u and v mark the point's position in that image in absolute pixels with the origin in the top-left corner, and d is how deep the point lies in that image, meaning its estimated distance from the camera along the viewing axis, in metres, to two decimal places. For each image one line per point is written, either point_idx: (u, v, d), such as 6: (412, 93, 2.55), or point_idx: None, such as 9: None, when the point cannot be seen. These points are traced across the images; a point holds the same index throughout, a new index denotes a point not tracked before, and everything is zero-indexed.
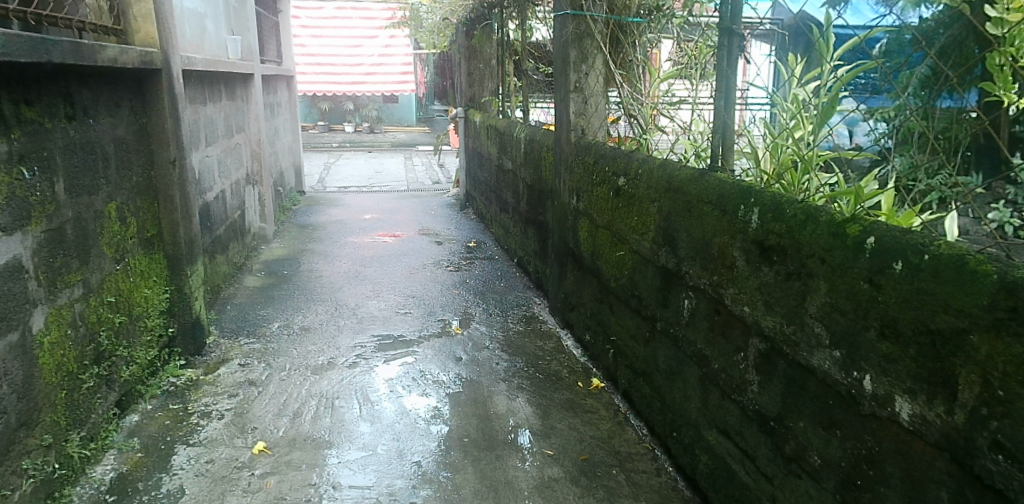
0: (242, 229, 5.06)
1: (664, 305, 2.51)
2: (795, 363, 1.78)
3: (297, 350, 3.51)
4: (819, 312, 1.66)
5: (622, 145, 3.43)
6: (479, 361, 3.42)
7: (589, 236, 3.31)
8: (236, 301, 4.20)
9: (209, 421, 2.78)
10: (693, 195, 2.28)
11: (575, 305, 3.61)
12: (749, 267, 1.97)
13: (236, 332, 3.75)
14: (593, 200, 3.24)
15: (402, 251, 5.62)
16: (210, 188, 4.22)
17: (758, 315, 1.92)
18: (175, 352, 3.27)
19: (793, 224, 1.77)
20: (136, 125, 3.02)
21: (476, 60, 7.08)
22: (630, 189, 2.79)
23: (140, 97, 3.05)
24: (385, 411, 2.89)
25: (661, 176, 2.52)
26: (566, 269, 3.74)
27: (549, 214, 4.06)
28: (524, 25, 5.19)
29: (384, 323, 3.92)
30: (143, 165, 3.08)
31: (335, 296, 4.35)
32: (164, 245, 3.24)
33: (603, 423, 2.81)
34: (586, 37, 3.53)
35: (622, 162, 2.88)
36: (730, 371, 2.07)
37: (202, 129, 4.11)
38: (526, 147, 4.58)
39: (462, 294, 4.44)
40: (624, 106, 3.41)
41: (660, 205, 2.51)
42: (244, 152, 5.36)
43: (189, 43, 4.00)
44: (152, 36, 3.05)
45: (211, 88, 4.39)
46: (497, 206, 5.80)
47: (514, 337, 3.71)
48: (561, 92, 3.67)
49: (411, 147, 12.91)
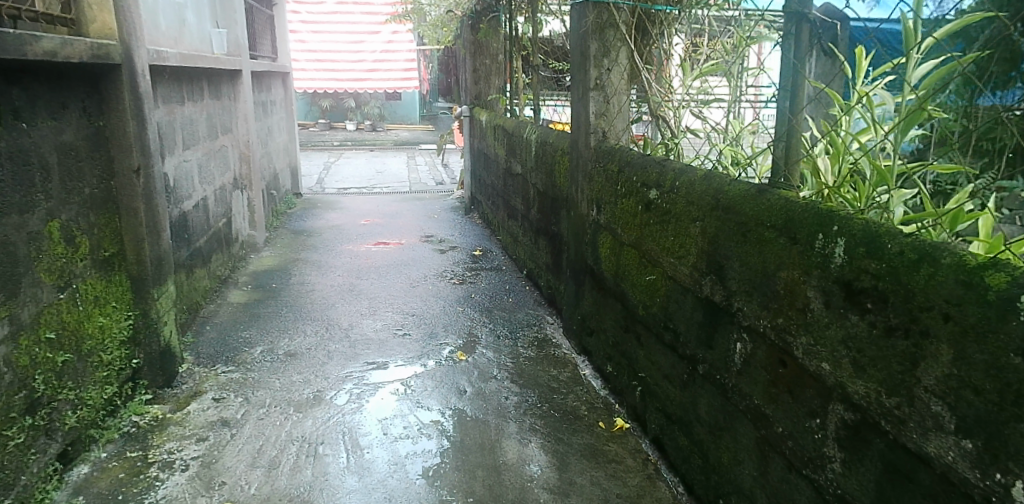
0: (228, 238, 4.68)
1: (706, 345, 2.11)
2: (897, 444, 1.40)
3: (280, 381, 3.11)
4: (939, 386, 1.29)
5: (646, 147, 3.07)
6: (485, 394, 3.01)
7: (612, 254, 2.90)
8: (216, 320, 3.80)
9: (170, 474, 2.39)
10: (749, 215, 1.87)
11: (594, 329, 3.20)
12: (829, 313, 1.57)
13: (214, 359, 3.34)
14: (617, 213, 2.83)
15: (403, 260, 5.22)
16: (188, 196, 3.83)
17: (843, 375, 1.53)
18: (141, 385, 2.88)
19: (898, 264, 1.38)
20: (91, 127, 2.62)
21: (482, 55, 6.65)
22: (665, 204, 2.37)
23: (95, 95, 2.66)
24: (375, 461, 2.50)
25: (707, 191, 2.10)
26: (583, 288, 3.34)
27: (564, 226, 3.65)
28: (535, 17, 4.77)
29: (379, 347, 3.50)
30: (100, 175, 2.68)
31: (327, 315, 3.94)
32: (127, 265, 2.83)
33: (631, 477, 2.40)
34: (609, 27, 3.01)
35: (654, 172, 2.47)
36: (801, 440, 1.68)
37: (178, 131, 3.72)
38: (537, 149, 4.17)
39: (467, 313, 4.02)
40: (651, 106, 3.03)
41: (705, 225, 2.10)
42: (230, 154, 4.97)
43: (163, 36, 3.60)
44: (109, 26, 2.65)
45: (190, 85, 4.00)
46: (504, 212, 5.40)
47: (524, 365, 3.30)
48: (578, 90, 3.26)
49: (415, 146, 12.49)
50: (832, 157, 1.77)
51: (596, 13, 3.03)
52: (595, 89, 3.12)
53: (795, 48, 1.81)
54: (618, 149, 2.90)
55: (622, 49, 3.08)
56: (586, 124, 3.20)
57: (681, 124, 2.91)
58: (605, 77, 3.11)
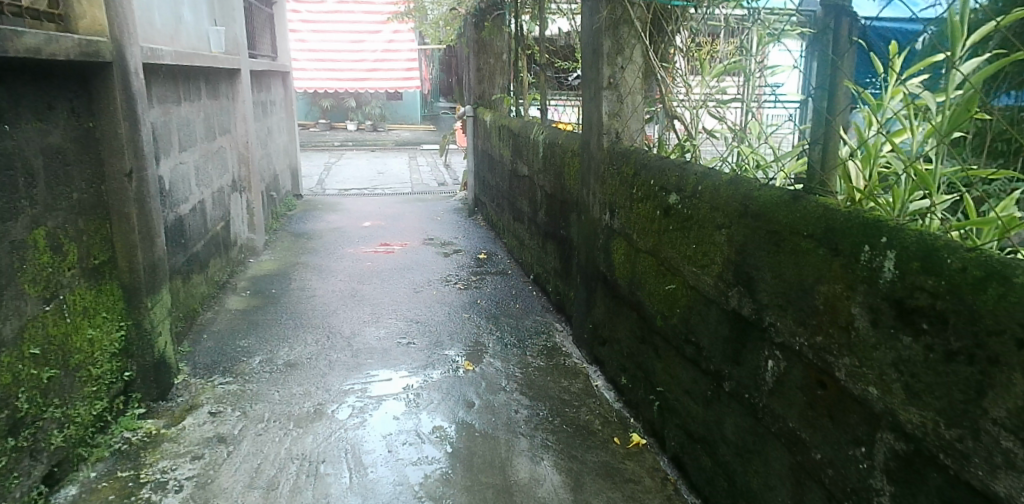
0: (226, 242, 4.55)
1: (733, 361, 1.98)
2: (959, 481, 1.29)
3: (279, 393, 2.98)
4: (1012, 421, 1.19)
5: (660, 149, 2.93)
6: (494, 407, 2.88)
7: (627, 261, 2.77)
8: (214, 328, 3.67)
9: (163, 496, 2.26)
10: (782, 224, 1.74)
11: (606, 338, 3.07)
12: (876, 333, 1.45)
13: (210, 370, 3.21)
14: (632, 219, 2.71)
15: (406, 263, 5.09)
16: (185, 200, 3.71)
17: (894, 402, 1.42)
18: (134, 398, 2.76)
19: (961, 283, 1.26)
20: (80, 129, 2.50)
21: (486, 55, 6.53)
22: (686, 209, 2.24)
23: (85, 95, 2.53)
24: (380, 481, 2.37)
25: (734, 196, 1.97)
26: (594, 295, 3.21)
27: (574, 230, 3.53)
28: (542, 15, 4.64)
29: (382, 357, 3.36)
30: (89, 179, 2.55)
31: (328, 322, 3.81)
32: (119, 273, 2.70)
33: (650, 499, 2.27)
34: (623, 24, 2.91)
35: (674, 175, 2.34)
36: (846, 470, 1.57)
37: (174, 132, 3.59)
38: (545, 150, 4.04)
39: (473, 320, 3.88)
40: (665, 105, 2.88)
41: (733, 233, 1.97)
42: (229, 155, 4.84)
43: (158, 34, 3.48)
44: (99, 22, 2.52)
45: (186, 84, 3.87)
46: (510, 214, 5.27)
47: (534, 375, 3.17)
48: (589, 90, 3.14)
49: (416, 146, 12.35)
50: (863, 159, 1.63)
51: (610, 9, 2.90)
52: (608, 88, 2.99)
53: (834, 43, 1.68)
54: (633, 151, 2.77)
55: (637, 46, 2.95)
56: (598, 125, 3.08)
57: (698, 124, 2.77)
58: (619, 76, 2.98)
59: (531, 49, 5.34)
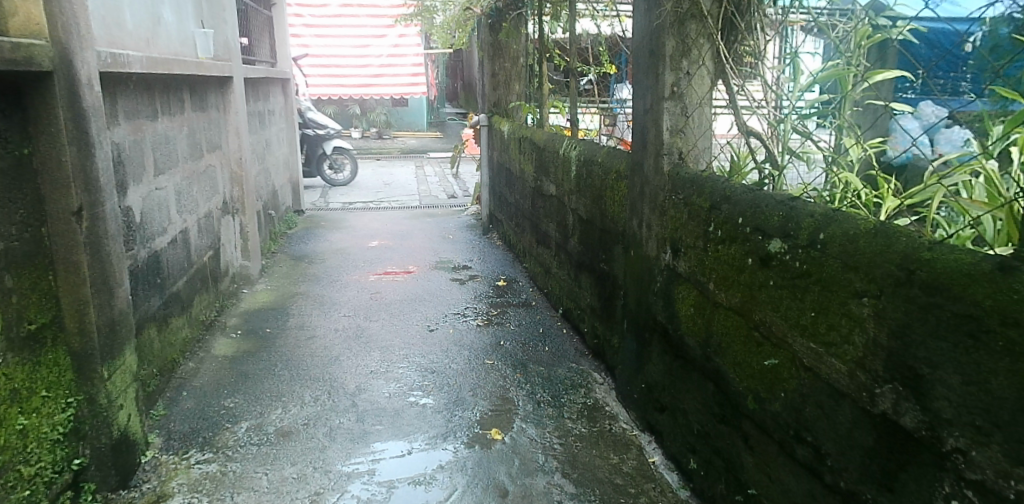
0: (215, 274, 4.01)
1: (882, 484, 1.48)
2: None
3: (268, 477, 2.43)
4: None
5: (735, 174, 2.39)
6: (532, 495, 2.33)
7: (701, 315, 2.23)
8: (195, 384, 3.13)
9: None
10: (984, 306, 1.22)
11: (667, 405, 2.51)
12: None
13: (187, 442, 2.67)
14: (707, 264, 2.17)
15: (418, 293, 4.54)
16: (164, 231, 3.17)
17: None
18: (87, 490, 2.23)
19: None
20: (9, 156, 1.96)
21: (503, 59, 5.97)
22: (801, 263, 1.71)
23: (18, 114, 1.99)
24: None
25: (886, 256, 1.43)
26: (649, 348, 2.66)
27: (619, 266, 2.98)
28: (573, 14, 4.09)
29: (392, 422, 2.81)
30: (23, 222, 2.00)
31: (330, 373, 3.26)
32: (67, 337, 2.14)
33: None
34: (690, 19, 2.36)
35: (778, 215, 1.81)
36: None
37: (149, 152, 3.06)
38: (580, 169, 3.49)
39: (498, 369, 3.33)
40: (741, 120, 2.36)
41: (884, 306, 1.43)
42: (219, 175, 4.31)
43: (130, 38, 2.95)
44: (36, 18, 1.98)
45: (165, 95, 3.33)
46: (532, 237, 4.73)
47: (578, 448, 2.62)
48: (645, 101, 2.59)
49: (422, 155, 11.80)
50: None
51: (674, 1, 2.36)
52: (670, 98, 2.44)
53: None
54: (706, 177, 2.23)
55: (706, 46, 2.40)
56: (655, 143, 2.53)
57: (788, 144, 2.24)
58: (684, 83, 2.44)
59: (552, 52, 4.81)
